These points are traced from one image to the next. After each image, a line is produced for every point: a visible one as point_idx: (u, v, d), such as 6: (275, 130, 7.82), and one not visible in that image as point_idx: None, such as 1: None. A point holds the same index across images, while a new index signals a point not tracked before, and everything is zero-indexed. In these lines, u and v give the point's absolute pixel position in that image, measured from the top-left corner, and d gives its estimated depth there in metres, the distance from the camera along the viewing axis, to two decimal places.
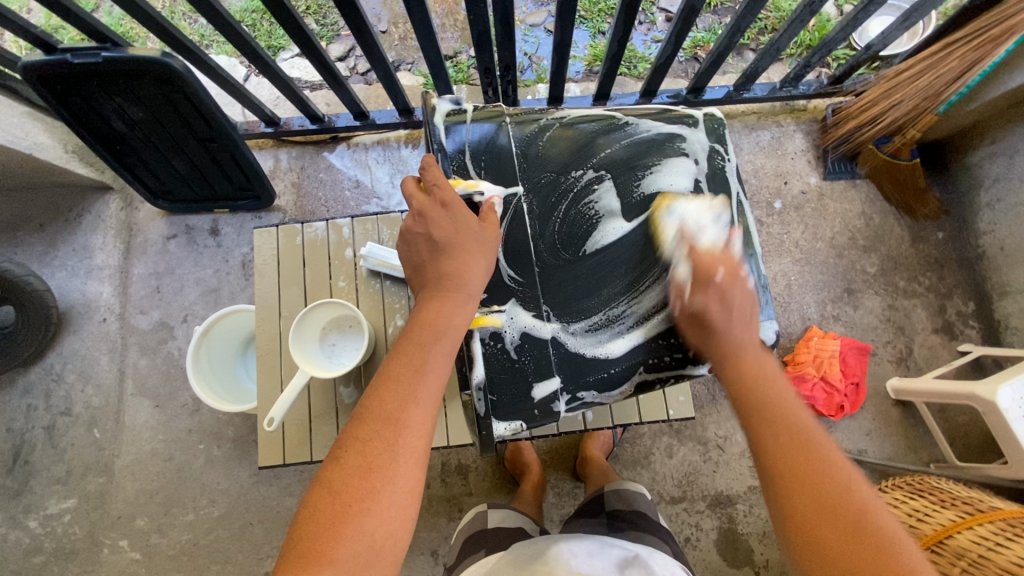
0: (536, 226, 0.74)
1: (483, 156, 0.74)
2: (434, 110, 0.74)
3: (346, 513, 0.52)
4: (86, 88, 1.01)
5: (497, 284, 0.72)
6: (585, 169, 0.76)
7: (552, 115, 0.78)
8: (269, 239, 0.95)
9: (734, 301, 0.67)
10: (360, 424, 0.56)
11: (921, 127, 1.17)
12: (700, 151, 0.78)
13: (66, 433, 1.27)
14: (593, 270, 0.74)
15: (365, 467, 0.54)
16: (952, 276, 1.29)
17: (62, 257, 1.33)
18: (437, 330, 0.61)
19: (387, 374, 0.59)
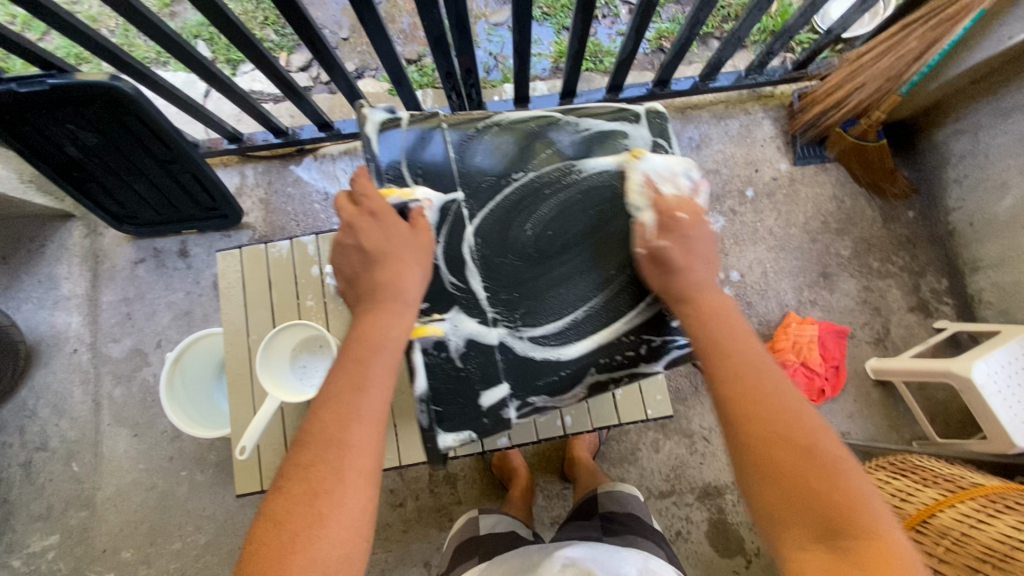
0: (477, 232, 0.71)
1: (421, 165, 0.71)
2: (366, 119, 0.72)
3: (296, 542, 0.50)
4: (34, 117, 0.97)
5: (439, 292, 0.70)
6: (526, 169, 0.73)
7: (490, 117, 0.75)
8: (233, 262, 0.94)
9: (691, 245, 0.69)
10: (303, 449, 0.55)
11: (886, 109, 1.17)
12: (645, 145, 0.76)
13: (43, 468, 1.24)
14: (541, 275, 0.72)
15: (311, 493, 0.53)
16: (924, 254, 1.30)
17: (27, 289, 1.30)
18: (374, 344, 0.61)
19: (326, 396, 0.58)
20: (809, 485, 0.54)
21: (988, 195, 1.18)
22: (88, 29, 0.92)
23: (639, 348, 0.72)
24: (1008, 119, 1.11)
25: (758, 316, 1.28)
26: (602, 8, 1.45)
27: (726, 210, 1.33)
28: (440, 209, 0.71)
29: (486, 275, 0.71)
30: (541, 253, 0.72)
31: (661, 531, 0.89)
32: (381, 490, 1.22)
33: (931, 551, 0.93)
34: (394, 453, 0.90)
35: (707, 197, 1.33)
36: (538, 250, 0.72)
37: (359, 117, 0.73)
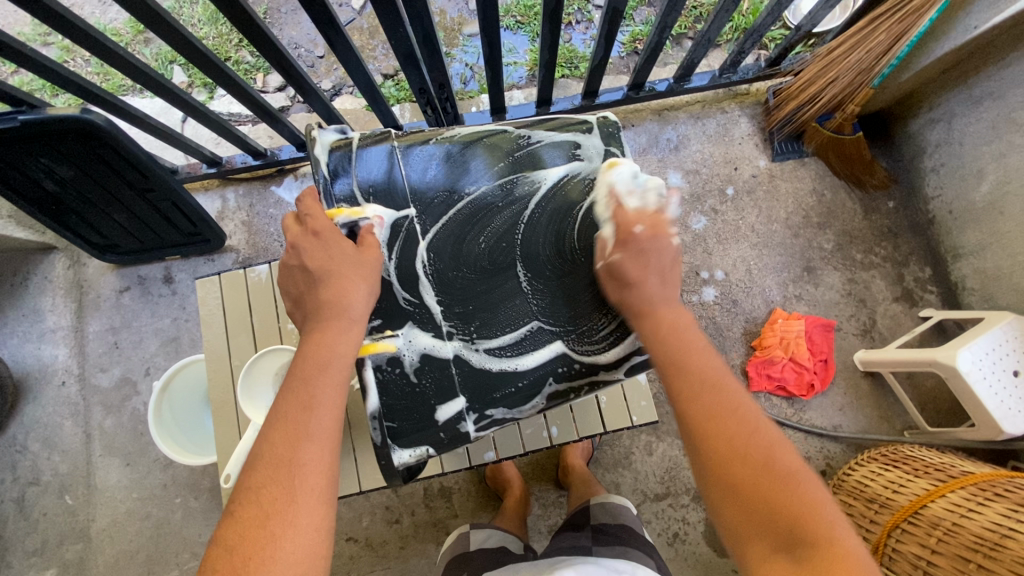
0: (430, 247, 0.70)
1: (373, 184, 0.70)
2: (316, 141, 0.69)
3: (246, 567, 0.49)
4: (9, 154, 0.97)
5: (392, 308, 0.68)
6: (479, 182, 0.72)
7: (442, 133, 0.73)
8: (212, 288, 0.94)
9: (651, 258, 0.67)
10: (252, 472, 0.54)
11: (859, 102, 1.18)
12: (597, 155, 0.75)
13: (37, 503, 1.24)
14: (496, 288, 0.70)
15: (262, 516, 0.51)
16: (906, 243, 1.30)
17: (12, 323, 1.30)
18: (321, 362, 0.59)
19: (275, 418, 0.56)
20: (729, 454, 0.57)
21: (965, 182, 1.18)
22: (57, 64, 0.92)
23: (597, 356, 0.71)
24: (980, 106, 1.11)
25: (744, 314, 1.29)
26: (575, 14, 1.46)
27: (707, 210, 1.33)
28: (391, 227, 0.69)
29: (441, 289, 0.69)
30: (495, 265, 0.70)
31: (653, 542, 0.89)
32: (377, 507, 1.21)
33: (923, 542, 0.93)
34: (380, 473, 0.89)
35: (688, 197, 1.34)
36: (492, 262, 0.70)
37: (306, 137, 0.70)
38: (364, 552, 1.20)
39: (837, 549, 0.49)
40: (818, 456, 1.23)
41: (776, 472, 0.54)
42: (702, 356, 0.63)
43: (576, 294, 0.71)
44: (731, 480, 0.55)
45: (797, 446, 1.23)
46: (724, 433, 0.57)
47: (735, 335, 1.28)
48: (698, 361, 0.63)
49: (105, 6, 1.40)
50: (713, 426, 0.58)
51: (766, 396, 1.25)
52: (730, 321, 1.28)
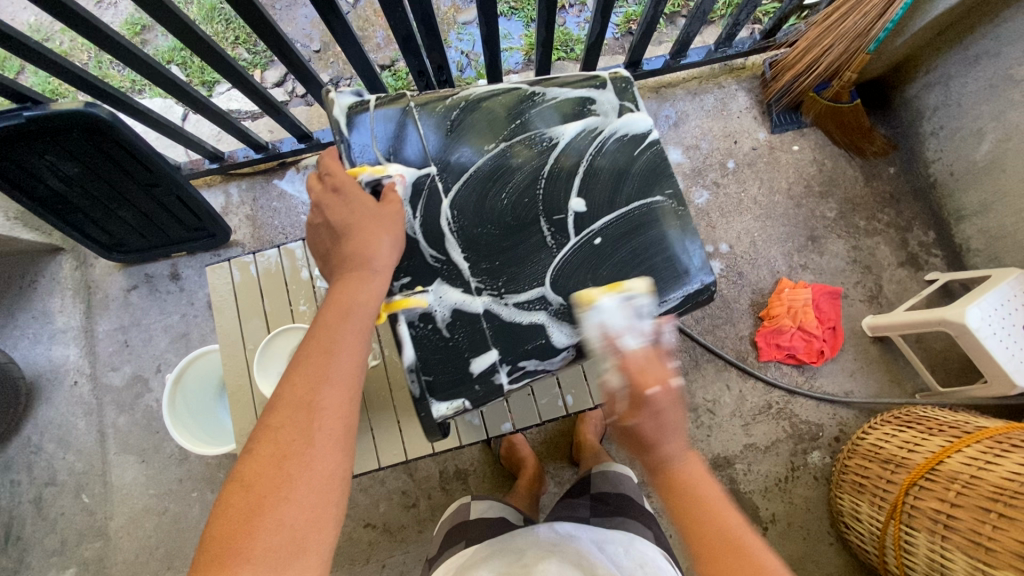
0: (454, 205, 0.70)
1: (393, 145, 0.71)
2: (335, 105, 0.71)
3: (263, 504, 0.50)
4: (14, 152, 0.98)
5: (420, 265, 0.69)
6: (498, 141, 0.72)
7: (457, 94, 0.74)
8: (223, 274, 0.95)
9: (667, 414, 0.59)
10: (272, 412, 0.54)
11: (855, 68, 1.20)
12: (613, 110, 0.75)
13: (54, 503, 1.24)
14: (521, 244, 0.70)
15: (277, 459, 0.52)
16: (909, 209, 1.31)
17: (22, 326, 1.30)
18: (344, 309, 0.59)
19: (296, 361, 0.57)
20: None
21: (965, 143, 1.19)
22: (62, 59, 0.93)
23: None
24: (977, 65, 1.12)
25: (750, 285, 1.29)
26: None
27: (709, 183, 1.34)
28: (413, 185, 0.70)
29: (467, 245, 0.70)
30: (519, 222, 0.71)
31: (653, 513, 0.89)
32: (394, 492, 1.22)
33: (942, 497, 0.93)
34: (400, 448, 0.90)
35: (689, 172, 1.34)
36: (516, 219, 0.71)
37: (326, 102, 0.72)
38: (382, 538, 1.20)
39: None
40: (831, 422, 1.23)
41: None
42: (715, 508, 0.58)
43: (599, 258, 0.71)
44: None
45: (809, 414, 1.24)
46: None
47: (742, 307, 1.28)
48: (716, 518, 0.57)
49: (105, 10, 1.42)
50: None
51: (776, 365, 1.26)
52: (737, 293, 1.29)
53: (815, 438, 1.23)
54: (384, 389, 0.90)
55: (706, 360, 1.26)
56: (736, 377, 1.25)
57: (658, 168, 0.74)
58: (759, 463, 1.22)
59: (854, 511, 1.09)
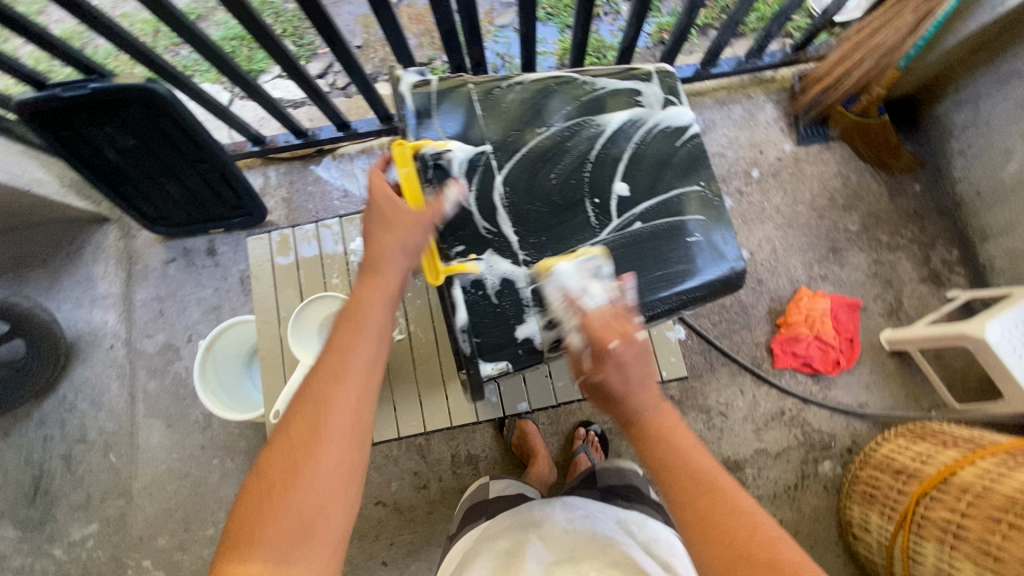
0: (507, 181, 0.74)
1: (452, 121, 0.74)
2: (400, 81, 0.75)
3: (275, 491, 0.52)
4: (78, 121, 1.04)
5: (473, 236, 0.72)
6: (549, 124, 0.76)
7: (512, 77, 0.78)
8: (263, 245, 1.00)
9: (631, 366, 0.62)
10: (292, 409, 0.57)
11: (885, 84, 1.19)
12: (657, 102, 0.79)
13: (82, 459, 1.30)
14: (568, 222, 0.74)
15: (288, 452, 0.54)
16: (933, 226, 1.32)
17: (66, 289, 1.37)
18: (359, 316, 0.63)
19: (318, 364, 0.60)
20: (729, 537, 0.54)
21: (992, 162, 1.20)
22: (130, 36, 1.00)
23: (668, 296, 0.73)
24: (1007, 85, 1.13)
25: (769, 292, 1.30)
26: (603, 7, 1.52)
27: (732, 190, 1.36)
28: (470, 161, 0.73)
29: (517, 221, 0.73)
30: (566, 201, 0.74)
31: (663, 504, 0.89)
32: (406, 473, 1.24)
33: (953, 507, 0.93)
34: (418, 420, 0.93)
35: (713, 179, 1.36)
36: (564, 198, 0.74)
37: (392, 79, 0.76)
38: (392, 517, 1.23)
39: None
40: (844, 433, 1.23)
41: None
42: (689, 450, 0.61)
43: (641, 242, 0.74)
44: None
45: (822, 423, 1.24)
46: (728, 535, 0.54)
47: (760, 313, 1.29)
48: (689, 460, 0.60)
49: None
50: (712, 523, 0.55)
51: (791, 373, 1.26)
52: (756, 299, 1.30)
53: (826, 448, 1.23)
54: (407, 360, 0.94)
55: (721, 363, 1.27)
56: (750, 383, 1.26)
57: (697, 159, 0.78)
58: (769, 469, 1.22)
59: (864, 522, 1.09)
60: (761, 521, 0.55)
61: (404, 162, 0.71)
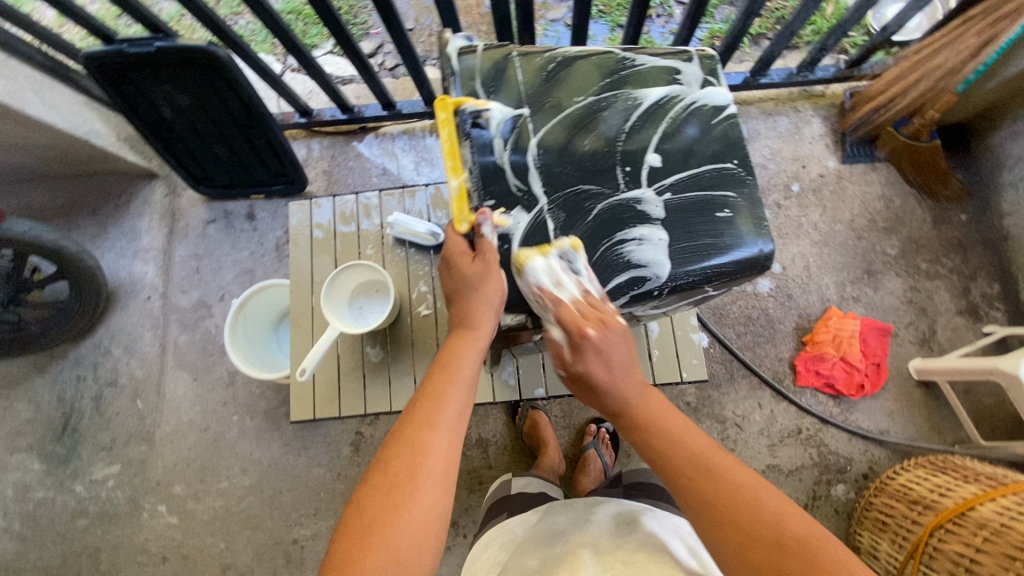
0: (541, 142, 0.73)
1: (494, 83, 0.75)
2: (448, 45, 0.76)
3: (374, 527, 0.52)
4: (139, 76, 1.08)
5: (504, 193, 0.72)
6: (588, 93, 0.76)
7: (554, 48, 0.78)
8: (304, 212, 1.03)
9: (612, 353, 0.64)
10: (387, 448, 0.58)
11: (940, 108, 1.15)
12: (696, 82, 0.78)
13: (111, 403, 1.35)
14: (598, 186, 0.73)
15: (387, 491, 0.55)
16: (976, 258, 1.28)
17: (112, 239, 1.43)
18: (449, 367, 0.65)
19: (409, 410, 0.62)
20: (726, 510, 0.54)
21: None
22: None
23: (693, 271, 0.71)
24: None
25: (798, 309, 1.29)
26: (656, 8, 1.52)
27: (771, 203, 1.34)
28: (507, 122, 0.74)
29: (547, 180, 0.72)
30: (597, 166, 0.73)
31: None
32: None
33: (968, 541, 0.91)
34: None
35: None
36: (595, 164, 0.74)
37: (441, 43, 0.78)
38: None
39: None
40: (862, 458, 1.21)
41: (789, 552, 0.51)
42: (681, 433, 0.61)
43: (670, 215, 0.73)
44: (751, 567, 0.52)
45: (839, 446, 1.22)
46: (724, 506, 0.55)
47: (786, 329, 1.28)
48: (681, 442, 0.60)
49: None
50: (709, 503, 0.55)
51: (812, 392, 1.24)
52: (784, 315, 1.28)
53: (841, 471, 1.21)
54: (432, 335, 0.97)
55: (741, 375, 1.26)
56: (769, 398, 1.24)
57: (732, 139, 0.76)
58: (780, 486, 1.20)
59: (873, 549, 1.07)
60: (762, 487, 0.55)
61: (444, 123, 0.72)
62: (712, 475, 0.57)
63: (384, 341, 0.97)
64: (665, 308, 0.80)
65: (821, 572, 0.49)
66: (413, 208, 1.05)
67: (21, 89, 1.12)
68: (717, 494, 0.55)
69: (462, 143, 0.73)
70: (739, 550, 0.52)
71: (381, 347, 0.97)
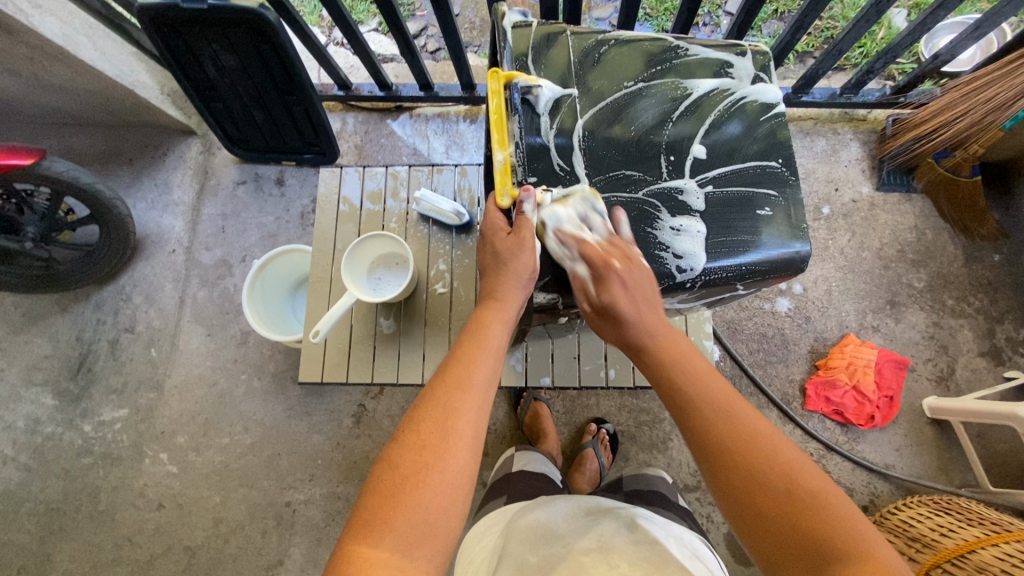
0: (588, 123, 0.73)
1: (545, 61, 0.75)
2: (502, 18, 0.77)
3: (405, 483, 0.53)
4: (190, 32, 1.09)
5: (546, 171, 0.72)
6: (637, 79, 0.76)
7: (608, 33, 0.78)
8: (335, 179, 1.05)
9: (636, 286, 0.66)
10: (418, 409, 0.58)
11: (984, 142, 1.14)
12: (747, 77, 0.77)
13: (126, 348, 1.38)
14: (640, 172, 0.73)
15: (419, 450, 0.55)
16: (1004, 300, 1.26)
17: (145, 190, 1.46)
18: (481, 340, 0.65)
19: (441, 374, 0.61)
20: (738, 452, 0.54)
21: None
22: None
23: (729, 266, 0.70)
24: None
25: (815, 331, 1.27)
26: (703, 16, 1.51)
27: None
28: (556, 100, 0.73)
29: (590, 163, 0.72)
30: (641, 153, 0.73)
31: (688, 512, 0.87)
32: None
33: None
34: None
35: None
36: (639, 150, 0.73)
37: (494, 16, 0.78)
38: None
39: (871, 561, 0.47)
40: (863, 490, 1.19)
41: (797, 496, 0.51)
42: (702, 375, 0.62)
43: (711, 208, 0.72)
44: (758, 510, 0.52)
45: (842, 475, 1.19)
46: (740, 450, 0.55)
47: (800, 351, 1.26)
48: (700, 384, 0.61)
49: None
50: (723, 441, 0.56)
51: (819, 417, 1.22)
52: (799, 336, 1.27)
53: None
54: (446, 313, 0.98)
55: (749, 392, 1.24)
56: (775, 418, 1.22)
57: (779, 137, 0.75)
58: None
59: None
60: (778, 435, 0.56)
61: (493, 94, 0.72)
62: (728, 418, 0.57)
63: (398, 313, 0.98)
64: (691, 303, 0.79)
65: (829, 521, 0.49)
66: (440, 186, 1.06)
67: (75, 34, 1.15)
68: (733, 437, 0.56)
69: (510, 116, 0.72)
70: (746, 493, 0.53)
71: (394, 319, 0.98)
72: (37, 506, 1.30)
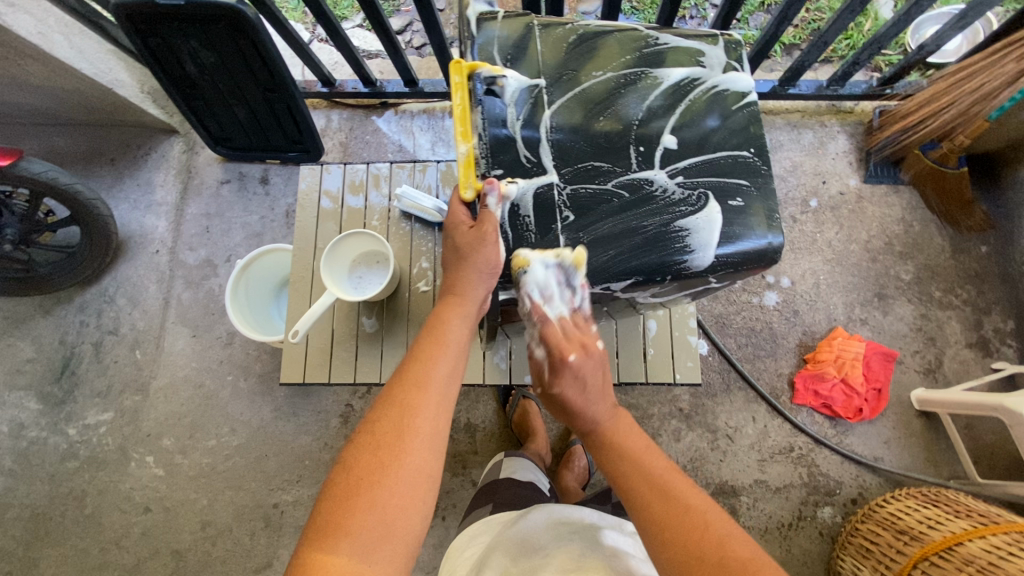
0: (556, 114, 0.72)
1: (511, 52, 0.74)
2: (469, 8, 0.75)
3: (359, 485, 0.52)
4: (167, 29, 1.07)
5: (513, 163, 0.70)
6: (607, 69, 0.75)
7: (577, 22, 0.77)
8: (315, 176, 1.03)
9: (587, 377, 0.66)
10: (375, 409, 0.57)
11: (970, 133, 1.13)
12: (718, 66, 0.77)
13: (110, 350, 1.36)
14: (609, 164, 0.72)
15: (373, 450, 0.54)
16: (992, 292, 1.26)
17: (127, 190, 1.45)
18: (441, 338, 0.64)
19: (402, 374, 0.60)
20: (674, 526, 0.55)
21: None
22: None
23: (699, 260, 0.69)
24: None
25: (803, 325, 1.26)
26: (690, 9, 1.50)
27: (786, 216, 1.32)
28: (523, 92, 0.72)
29: (557, 154, 0.71)
30: (611, 144, 0.72)
31: None
32: None
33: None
34: None
35: None
36: (608, 141, 0.72)
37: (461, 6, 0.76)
38: None
39: None
40: (852, 483, 1.19)
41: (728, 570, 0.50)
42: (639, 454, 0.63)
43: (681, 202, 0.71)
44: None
45: (831, 468, 1.19)
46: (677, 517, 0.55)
47: (789, 344, 1.26)
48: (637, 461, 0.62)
49: None
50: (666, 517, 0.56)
51: (808, 411, 1.22)
52: (787, 330, 1.26)
53: (830, 494, 1.18)
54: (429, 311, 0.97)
55: (738, 387, 1.24)
56: (764, 412, 1.22)
57: (751, 127, 0.75)
58: (765, 502, 1.18)
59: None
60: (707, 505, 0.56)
61: (457, 87, 0.70)
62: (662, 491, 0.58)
63: (380, 311, 0.97)
64: (667, 296, 0.79)
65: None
66: (421, 182, 1.05)
67: (51, 32, 1.13)
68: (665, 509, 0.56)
69: (474, 108, 0.71)
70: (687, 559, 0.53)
71: (377, 318, 0.97)
72: (23, 510, 1.29)
